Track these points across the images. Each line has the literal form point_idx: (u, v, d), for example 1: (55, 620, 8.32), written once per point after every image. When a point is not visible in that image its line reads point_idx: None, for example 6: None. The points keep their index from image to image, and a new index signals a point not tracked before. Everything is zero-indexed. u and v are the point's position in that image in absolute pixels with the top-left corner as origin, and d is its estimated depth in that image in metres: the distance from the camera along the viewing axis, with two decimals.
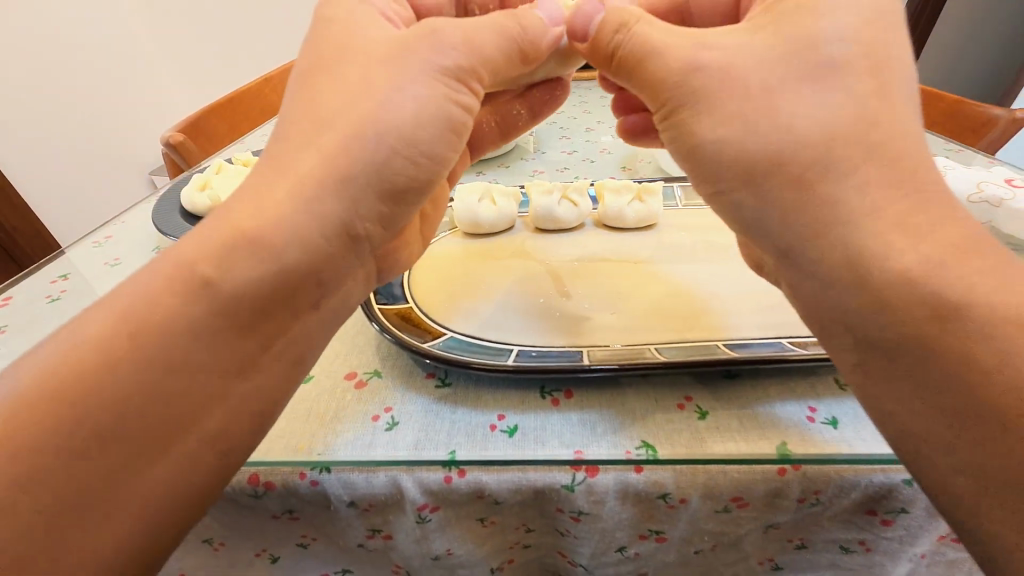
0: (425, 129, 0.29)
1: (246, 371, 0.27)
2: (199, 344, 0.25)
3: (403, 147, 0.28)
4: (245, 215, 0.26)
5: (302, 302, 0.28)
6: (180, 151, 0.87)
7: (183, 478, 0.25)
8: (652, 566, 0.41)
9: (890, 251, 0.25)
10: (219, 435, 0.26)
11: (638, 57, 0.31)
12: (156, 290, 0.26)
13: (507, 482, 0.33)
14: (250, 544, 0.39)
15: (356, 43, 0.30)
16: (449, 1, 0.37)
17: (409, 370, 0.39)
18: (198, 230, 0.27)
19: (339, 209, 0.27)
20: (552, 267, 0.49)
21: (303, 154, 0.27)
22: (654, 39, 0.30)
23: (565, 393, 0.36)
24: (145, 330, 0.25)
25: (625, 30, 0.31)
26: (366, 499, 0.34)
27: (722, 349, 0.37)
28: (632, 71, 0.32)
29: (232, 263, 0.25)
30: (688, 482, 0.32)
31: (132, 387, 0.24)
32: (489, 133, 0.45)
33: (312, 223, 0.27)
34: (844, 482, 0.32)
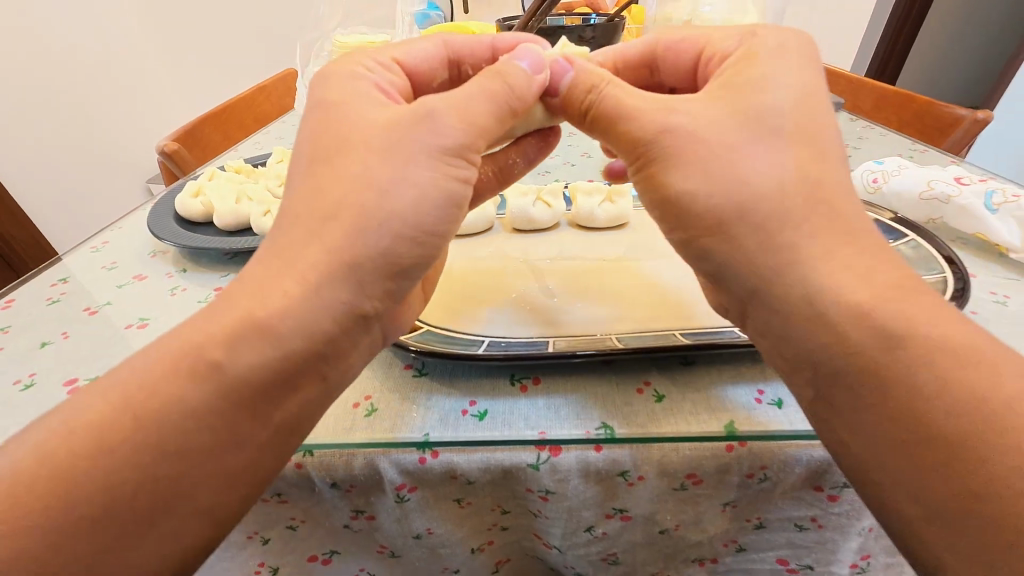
0: (429, 214, 0.31)
1: (248, 430, 0.28)
2: (204, 406, 0.27)
3: (411, 232, 0.30)
4: (255, 304, 0.28)
5: (306, 376, 0.29)
6: (176, 159, 0.89)
7: (188, 521, 0.27)
8: (621, 545, 0.43)
9: (847, 311, 0.27)
10: (226, 479, 0.28)
11: (613, 115, 0.34)
12: (168, 361, 0.27)
13: (477, 461, 0.35)
14: (242, 527, 0.41)
15: (358, 126, 0.32)
16: (442, 66, 0.41)
17: (389, 362, 0.41)
18: (209, 316, 0.29)
19: (348, 295, 0.29)
20: (527, 265, 0.52)
21: (311, 247, 0.29)
22: (628, 101, 0.34)
23: (533, 380, 0.39)
24: (157, 398, 0.26)
25: (596, 90, 0.35)
26: (347, 481, 0.36)
27: (678, 337, 0.40)
28: (607, 128, 0.35)
29: (242, 351, 0.27)
30: (644, 460, 0.35)
31: (141, 443, 0.26)
32: (488, 184, 0.43)
33: (322, 314, 0.28)
34: (788, 457, 0.35)
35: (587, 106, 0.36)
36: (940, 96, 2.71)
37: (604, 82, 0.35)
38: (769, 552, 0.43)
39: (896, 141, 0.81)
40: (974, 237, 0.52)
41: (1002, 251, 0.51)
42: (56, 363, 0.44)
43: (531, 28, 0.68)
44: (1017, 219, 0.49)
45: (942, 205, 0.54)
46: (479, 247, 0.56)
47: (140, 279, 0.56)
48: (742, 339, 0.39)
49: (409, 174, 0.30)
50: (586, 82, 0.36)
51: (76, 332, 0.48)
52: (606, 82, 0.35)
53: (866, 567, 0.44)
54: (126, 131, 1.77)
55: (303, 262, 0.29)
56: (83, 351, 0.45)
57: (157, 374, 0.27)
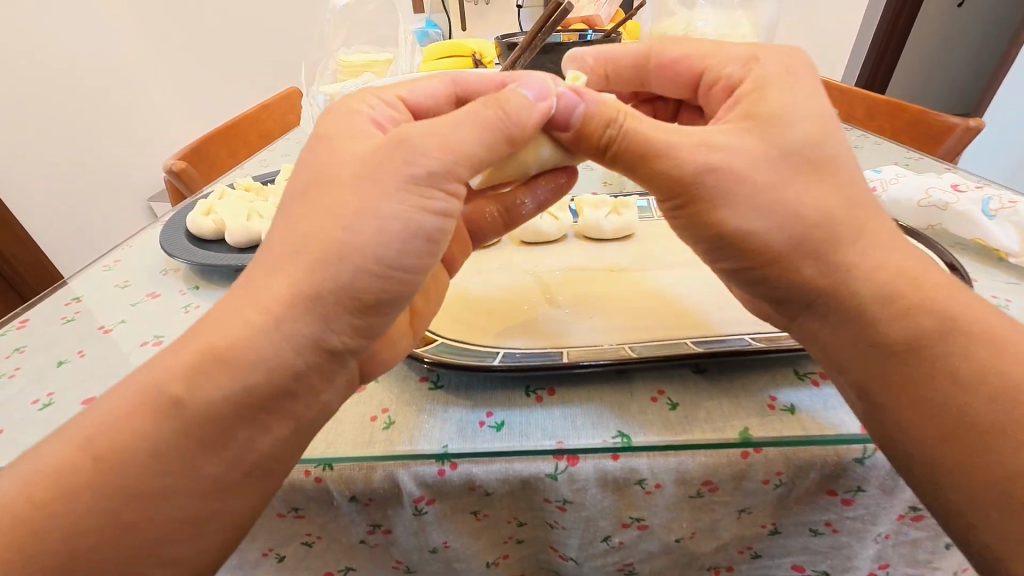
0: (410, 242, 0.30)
1: None
2: None
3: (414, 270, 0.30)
4: (264, 349, 0.28)
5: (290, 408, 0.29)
6: (183, 178, 0.90)
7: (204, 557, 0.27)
8: (637, 555, 0.43)
9: None
10: None
11: (637, 150, 0.34)
12: (190, 395, 0.27)
13: (495, 472, 0.36)
14: (258, 544, 0.41)
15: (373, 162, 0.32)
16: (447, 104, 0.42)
17: (404, 375, 0.42)
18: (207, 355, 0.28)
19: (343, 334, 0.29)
20: (536, 277, 0.53)
21: (325, 290, 0.29)
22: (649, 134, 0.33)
23: (548, 390, 0.39)
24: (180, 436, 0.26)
25: (614, 125, 0.35)
26: (366, 494, 0.37)
27: (690, 344, 0.41)
28: (631, 164, 0.35)
29: None
30: (661, 467, 0.35)
31: None
32: (490, 223, 0.45)
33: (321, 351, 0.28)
34: (802, 462, 0.35)
35: (603, 139, 0.36)
36: (930, 104, 2.75)
37: (621, 114, 0.35)
38: (784, 558, 0.43)
39: (892, 149, 0.83)
40: (973, 243, 0.53)
41: (1001, 257, 0.52)
42: (72, 382, 0.44)
43: (535, 46, 0.69)
44: (1015, 225, 0.50)
45: (940, 212, 0.55)
46: (487, 259, 0.57)
47: (152, 296, 0.56)
48: (753, 346, 0.39)
49: (422, 216, 0.30)
50: (599, 122, 0.36)
51: (91, 351, 0.48)
52: (623, 115, 0.35)
53: None
54: (128, 150, 1.78)
55: (318, 305, 0.28)
56: (99, 369, 0.46)
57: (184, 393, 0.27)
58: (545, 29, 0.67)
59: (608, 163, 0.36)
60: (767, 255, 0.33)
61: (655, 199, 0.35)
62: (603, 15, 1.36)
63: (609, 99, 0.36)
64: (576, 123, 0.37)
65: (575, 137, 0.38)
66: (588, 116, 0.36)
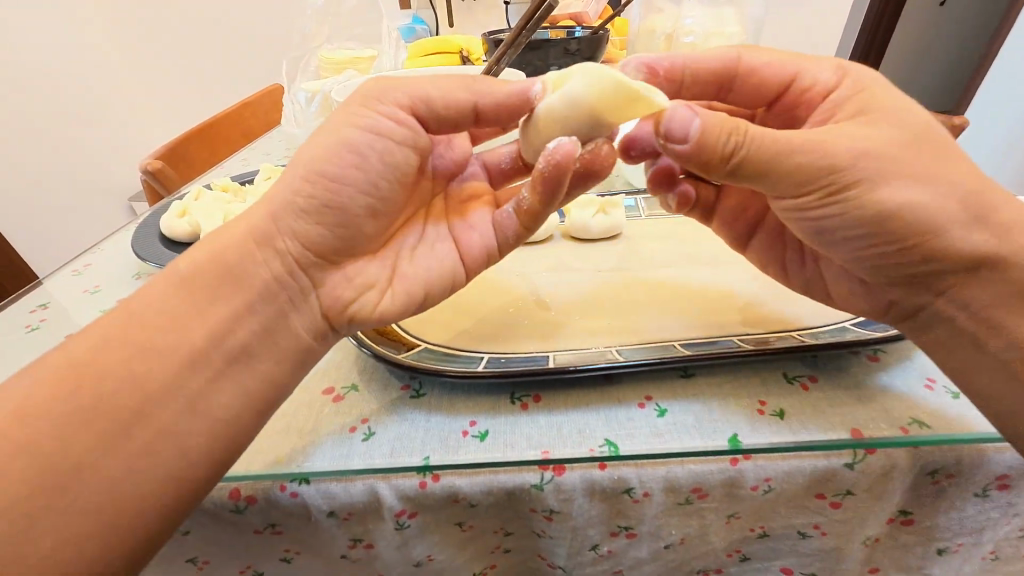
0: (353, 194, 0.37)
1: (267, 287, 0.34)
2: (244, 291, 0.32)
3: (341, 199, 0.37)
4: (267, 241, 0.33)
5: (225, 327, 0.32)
6: (159, 177, 0.88)
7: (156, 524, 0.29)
8: (627, 563, 0.42)
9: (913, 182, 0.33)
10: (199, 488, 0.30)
11: (763, 155, 0.34)
12: None
13: (479, 483, 0.35)
14: (235, 561, 0.39)
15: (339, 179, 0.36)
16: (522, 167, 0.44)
17: (385, 383, 0.40)
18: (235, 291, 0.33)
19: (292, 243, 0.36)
20: (521, 279, 0.52)
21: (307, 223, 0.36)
22: (781, 140, 0.34)
23: (533, 397, 0.38)
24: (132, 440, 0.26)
25: (739, 134, 0.34)
26: (345, 508, 0.35)
27: (677, 348, 0.40)
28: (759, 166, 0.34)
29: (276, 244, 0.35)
30: (649, 477, 0.35)
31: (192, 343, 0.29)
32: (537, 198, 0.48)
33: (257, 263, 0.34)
34: (790, 468, 0.35)
35: (739, 154, 0.34)
36: None
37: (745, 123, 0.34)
38: (775, 561, 0.42)
39: None
40: None
41: None
42: None
43: (521, 41, 0.67)
44: None
45: None
46: None
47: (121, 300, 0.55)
48: (741, 348, 0.39)
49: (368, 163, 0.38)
50: (721, 146, 0.34)
51: None
52: (743, 131, 0.34)
53: None
54: (109, 150, 1.74)
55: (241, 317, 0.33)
56: None
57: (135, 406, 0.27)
58: (530, 25, 0.65)
59: (727, 172, 0.36)
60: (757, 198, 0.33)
61: (801, 196, 0.35)
62: (590, 12, 1.35)
63: (721, 116, 0.35)
64: (693, 136, 0.35)
65: (689, 153, 0.36)
66: (705, 131, 0.34)
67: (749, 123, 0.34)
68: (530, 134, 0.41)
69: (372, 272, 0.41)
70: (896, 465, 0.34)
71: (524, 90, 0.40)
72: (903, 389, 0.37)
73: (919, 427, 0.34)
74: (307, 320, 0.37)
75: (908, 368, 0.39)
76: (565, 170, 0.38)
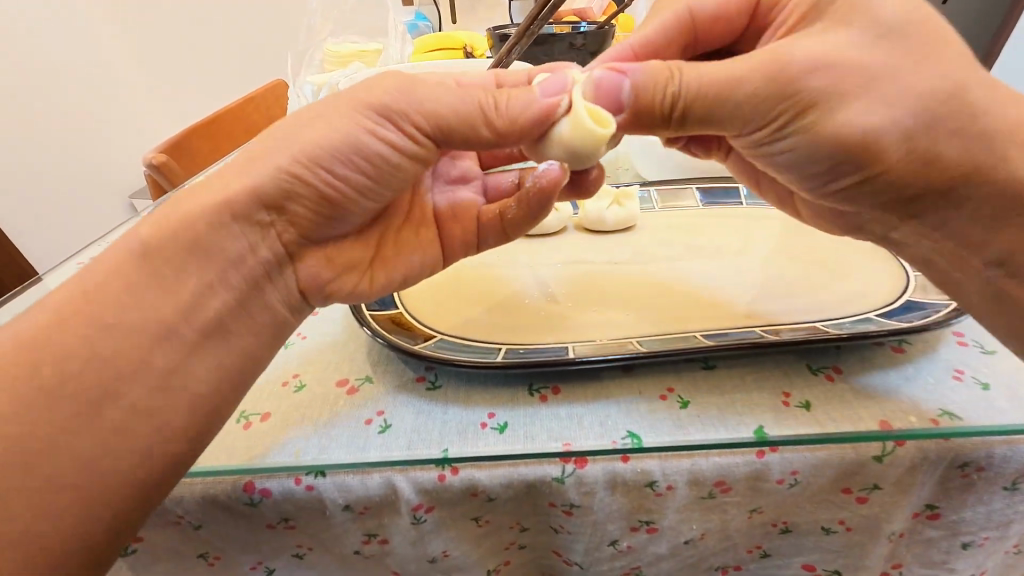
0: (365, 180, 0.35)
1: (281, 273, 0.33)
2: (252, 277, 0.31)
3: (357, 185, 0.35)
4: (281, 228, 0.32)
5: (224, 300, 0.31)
6: (163, 171, 0.87)
7: None
8: (646, 560, 0.41)
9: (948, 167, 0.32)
10: None
11: (702, 96, 0.35)
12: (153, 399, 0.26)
13: (499, 476, 0.34)
14: (246, 557, 0.39)
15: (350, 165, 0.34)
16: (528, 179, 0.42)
17: (401, 374, 0.40)
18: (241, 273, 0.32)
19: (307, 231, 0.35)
20: (535, 270, 0.51)
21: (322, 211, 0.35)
22: (708, 77, 0.34)
23: (553, 389, 0.37)
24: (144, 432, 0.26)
25: (672, 82, 0.35)
26: (360, 502, 0.35)
27: (698, 339, 0.39)
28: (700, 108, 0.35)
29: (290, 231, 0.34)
30: (673, 469, 0.34)
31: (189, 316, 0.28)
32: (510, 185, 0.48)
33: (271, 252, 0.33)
34: (817, 461, 0.34)
35: (677, 103, 0.35)
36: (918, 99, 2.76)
37: (674, 69, 0.35)
38: (797, 557, 0.41)
39: None
40: None
41: None
42: None
43: (531, 29, 0.66)
44: None
45: None
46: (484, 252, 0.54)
47: None
48: (764, 339, 0.38)
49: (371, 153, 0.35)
50: (658, 99, 0.35)
51: None
52: (673, 77, 0.35)
53: None
54: (110, 146, 1.73)
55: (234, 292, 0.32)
56: None
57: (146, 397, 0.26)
58: (540, 16, 0.64)
59: (671, 124, 0.36)
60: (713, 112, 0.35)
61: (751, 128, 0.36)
62: (595, 8, 1.34)
63: (646, 66, 0.35)
64: (627, 99, 0.36)
65: (630, 115, 0.37)
66: (641, 86, 0.35)
67: (681, 66, 0.35)
68: (536, 146, 0.38)
69: (353, 253, 0.39)
70: (926, 458, 0.33)
71: (546, 109, 0.35)
72: (931, 380, 0.36)
73: (950, 418, 0.33)
74: (283, 293, 0.36)
75: (934, 360, 0.38)
76: (554, 194, 0.41)
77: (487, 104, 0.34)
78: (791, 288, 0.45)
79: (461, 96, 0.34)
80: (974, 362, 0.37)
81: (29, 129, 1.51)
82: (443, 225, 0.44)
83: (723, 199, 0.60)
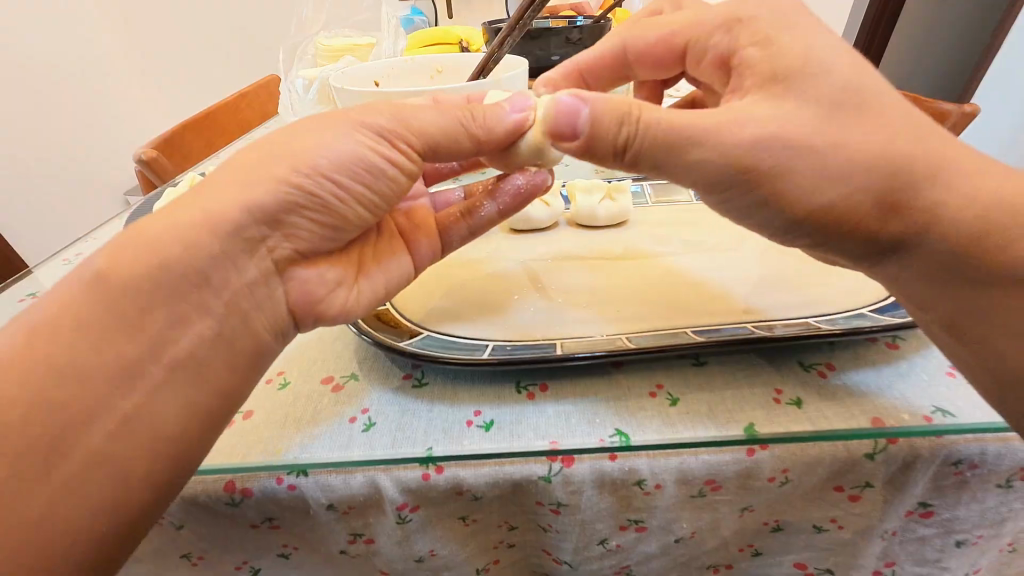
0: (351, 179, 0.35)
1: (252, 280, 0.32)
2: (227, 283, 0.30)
3: None
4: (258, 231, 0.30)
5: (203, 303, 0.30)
6: (153, 167, 0.85)
7: None
8: (636, 558, 0.40)
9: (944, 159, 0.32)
10: None
11: (659, 144, 0.32)
12: None
13: (484, 475, 0.33)
14: (230, 556, 0.38)
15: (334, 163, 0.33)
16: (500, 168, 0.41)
17: (386, 372, 0.39)
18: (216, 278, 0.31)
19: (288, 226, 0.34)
20: (524, 266, 0.50)
21: None
22: (669, 127, 0.31)
23: (540, 386, 0.37)
24: None
25: (631, 123, 0.32)
26: (344, 501, 0.34)
27: (689, 335, 0.39)
28: (653, 156, 0.32)
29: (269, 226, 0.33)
30: (662, 467, 0.33)
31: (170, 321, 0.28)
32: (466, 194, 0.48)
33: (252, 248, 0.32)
34: (808, 458, 0.33)
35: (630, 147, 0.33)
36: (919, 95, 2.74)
37: (637, 108, 0.32)
38: (788, 555, 0.41)
39: None
40: None
41: None
42: None
43: (524, 20, 0.64)
44: None
45: None
46: (474, 248, 0.53)
47: None
48: (756, 334, 0.37)
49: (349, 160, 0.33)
50: (612, 139, 0.33)
51: None
52: (637, 112, 0.32)
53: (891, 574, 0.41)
54: (101, 143, 1.71)
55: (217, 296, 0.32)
56: None
57: None
58: (532, 9, 0.63)
59: (624, 164, 0.34)
60: (650, 147, 0.32)
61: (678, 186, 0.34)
62: (591, 3, 1.33)
63: (612, 98, 0.32)
64: (585, 132, 0.34)
65: (584, 147, 0.34)
66: (598, 121, 0.33)
67: (643, 106, 0.32)
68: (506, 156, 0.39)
69: (337, 271, 0.38)
70: (919, 456, 0.33)
71: (519, 122, 0.37)
72: (924, 377, 0.36)
73: (943, 415, 0.33)
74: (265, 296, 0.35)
75: (929, 356, 0.37)
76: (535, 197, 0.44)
77: (467, 119, 0.36)
78: (785, 284, 0.44)
79: (445, 115, 0.35)
80: None
81: (26, 127, 1.53)
82: (412, 233, 0.43)
83: None
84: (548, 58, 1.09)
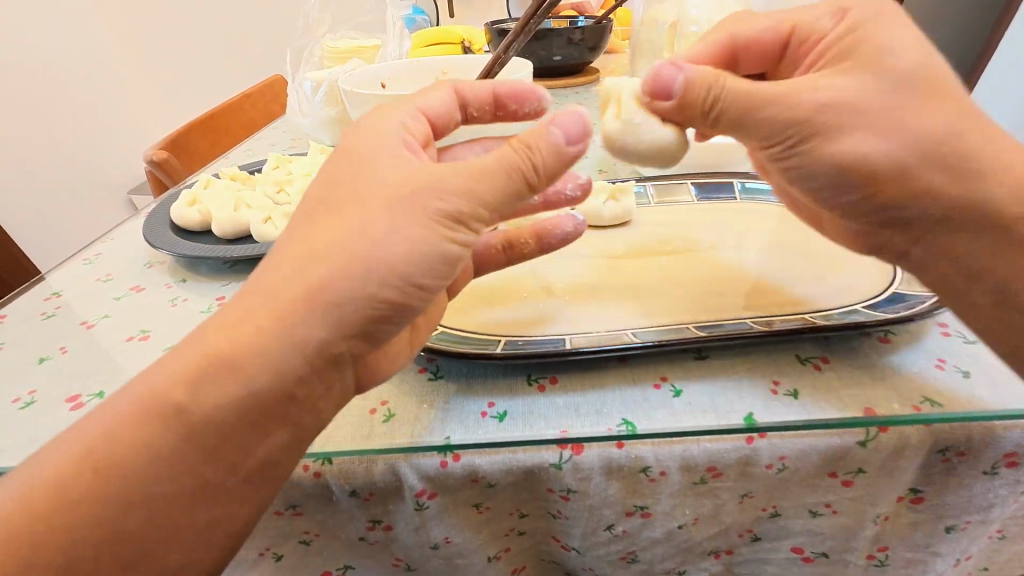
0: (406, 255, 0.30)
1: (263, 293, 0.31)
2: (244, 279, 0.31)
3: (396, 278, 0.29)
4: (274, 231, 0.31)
5: None
6: (164, 169, 0.87)
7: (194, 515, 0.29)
8: (641, 544, 0.42)
9: (935, 163, 0.33)
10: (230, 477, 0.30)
11: (745, 107, 0.34)
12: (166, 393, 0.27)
13: (499, 463, 0.35)
14: (255, 542, 0.40)
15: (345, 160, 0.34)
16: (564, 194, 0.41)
17: (403, 365, 0.41)
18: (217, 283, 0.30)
19: None
20: (532, 264, 0.52)
21: None
22: (756, 96, 0.34)
23: (550, 379, 0.39)
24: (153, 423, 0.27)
25: (719, 83, 0.34)
26: (366, 488, 0.36)
27: (691, 330, 0.41)
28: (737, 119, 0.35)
29: None
30: (666, 455, 0.35)
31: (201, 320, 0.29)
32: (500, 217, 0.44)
33: None
34: (802, 445, 0.35)
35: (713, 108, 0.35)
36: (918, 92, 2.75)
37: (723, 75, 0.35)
38: (785, 542, 0.43)
39: None
40: None
41: None
42: (52, 381, 0.43)
43: (530, 23, 0.66)
44: None
45: None
46: None
47: (137, 289, 0.55)
48: (754, 329, 0.39)
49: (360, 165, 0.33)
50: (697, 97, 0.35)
51: (74, 347, 0.47)
52: (723, 76, 0.35)
53: (883, 559, 0.43)
54: (104, 142, 1.72)
55: None
56: (79, 368, 0.45)
57: (155, 386, 0.28)
58: (538, 13, 0.65)
59: (706, 124, 0.36)
60: (733, 112, 0.35)
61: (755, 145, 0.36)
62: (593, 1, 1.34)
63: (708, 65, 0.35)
64: (676, 92, 0.36)
65: (675, 109, 0.37)
66: (690, 83, 0.35)
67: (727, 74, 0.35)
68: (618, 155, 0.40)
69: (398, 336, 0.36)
70: (909, 443, 0.35)
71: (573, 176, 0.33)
72: (914, 369, 0.38)
73: (931, 405, 0.34)
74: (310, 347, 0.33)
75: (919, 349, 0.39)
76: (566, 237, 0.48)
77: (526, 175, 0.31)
78: (783, 282, 0.46)
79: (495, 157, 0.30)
80: (954, 351, 0.39)
81: (27, 127, 1.53)
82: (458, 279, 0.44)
83: (719, 194, 0.61)
84: (550, 58, 1.11)
